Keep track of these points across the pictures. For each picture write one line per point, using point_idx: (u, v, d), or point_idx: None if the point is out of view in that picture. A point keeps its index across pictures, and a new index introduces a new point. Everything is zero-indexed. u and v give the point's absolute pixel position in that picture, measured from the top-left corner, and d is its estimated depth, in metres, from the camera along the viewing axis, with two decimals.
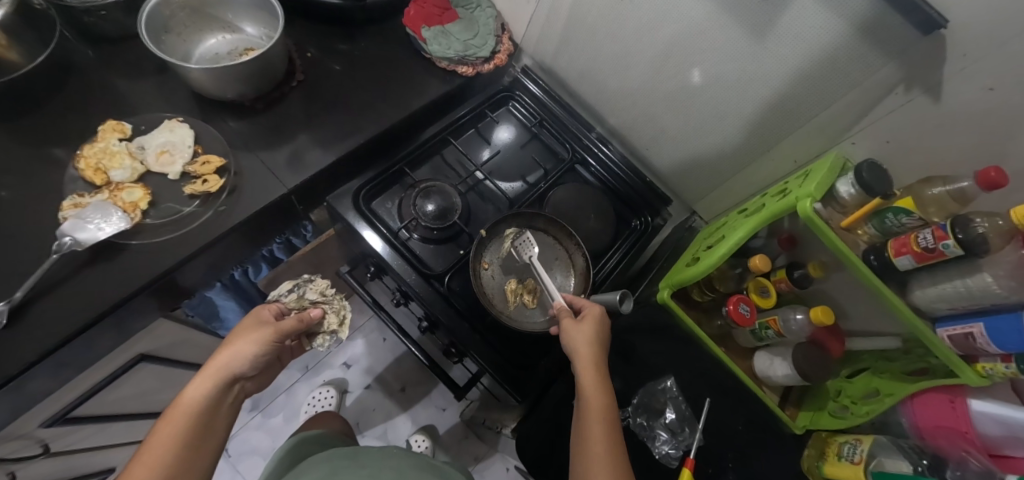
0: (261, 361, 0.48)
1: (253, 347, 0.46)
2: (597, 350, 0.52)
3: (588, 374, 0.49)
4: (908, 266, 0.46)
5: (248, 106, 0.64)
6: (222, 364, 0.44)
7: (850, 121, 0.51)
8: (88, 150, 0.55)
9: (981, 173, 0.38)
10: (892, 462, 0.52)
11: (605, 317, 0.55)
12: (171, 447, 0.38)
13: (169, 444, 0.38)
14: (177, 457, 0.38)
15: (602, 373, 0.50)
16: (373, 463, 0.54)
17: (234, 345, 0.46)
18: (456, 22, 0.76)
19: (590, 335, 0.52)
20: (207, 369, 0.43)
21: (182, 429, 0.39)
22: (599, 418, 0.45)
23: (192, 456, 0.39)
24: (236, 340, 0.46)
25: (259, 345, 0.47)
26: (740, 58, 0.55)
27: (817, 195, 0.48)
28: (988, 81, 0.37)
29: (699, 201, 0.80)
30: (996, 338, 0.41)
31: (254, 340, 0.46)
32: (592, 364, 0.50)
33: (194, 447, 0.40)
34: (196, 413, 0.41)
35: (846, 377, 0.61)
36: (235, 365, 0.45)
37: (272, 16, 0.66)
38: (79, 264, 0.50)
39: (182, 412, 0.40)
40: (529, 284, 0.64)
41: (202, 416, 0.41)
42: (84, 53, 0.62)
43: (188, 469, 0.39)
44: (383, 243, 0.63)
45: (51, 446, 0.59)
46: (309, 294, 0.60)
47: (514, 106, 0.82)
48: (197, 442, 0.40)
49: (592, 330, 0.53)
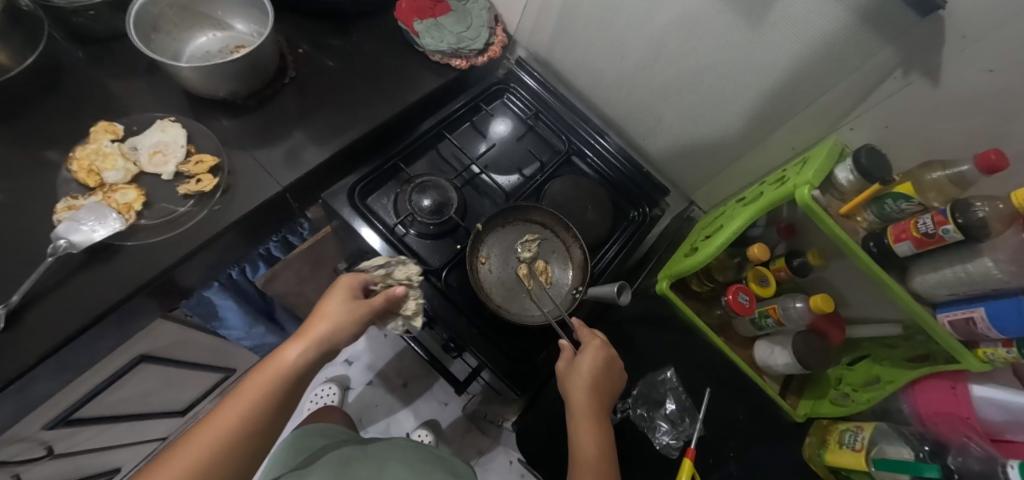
0: (350, 338, 0.45)
1: (351, 325, 0.45)
2: (598, 387, 0.51)
3: (583, 415, 0.49)
4: (907, 252, 0.46)
5: (242, 103, 0.64)
6: (321, 336, 0.42)
7: (848, 106, 0.50)
8: (81, 152, 0.54)
9: (981, 156, 0.38)
10: (893, 448, 0.53)
11: (609, 349, 0.54)
12: (251, 407, 0.37)
13: (257, 398, 0.37)
14: (257, 419, 0.37)
15: (598, 413, 0.50)
16: (382, 454, 0.55)
17: (330, 316, 0.44)
18: (449, 15, 0.75)
19: (592, 371, 0.51)
20: (307, 334, 0.42)
21: (271, 389, 0.38)
22: (591, 467, 0.46)
23: (273, 416, 0.38)
24: (329, 310, 0.44)
25: (355, 325, 0.45)
26: (738, 43, 0.53)
27: (815, 181, 0.47)
28: (988, 62, 0.37)
29: (697, 190, 0.79)
30: (997, 322, 0.41)
31: (352, 317, 0.45)
32: (587, 405, 0.49)
33: (276, 413, 0.38)
34: (289, 378, 0.39)
35: (847, 365, 0.61)
36: (333, 337, 0.43)
37: (262, 11, 0.65)
38: (76, 266, 0.50)
39: (276, 371, 0.39)
40: (541, 265, 0.65)
41: (291, 382, 0.39)
42: (74, 54, 0.61)
43: (265, 429, 0.37)
44: (380, 241, 0.62)
45: (55, 448, 0.60)
46: (396, 274, 0.55)
47: (509, 98, 0.81)
48: (281, 404, 0.39)
49: (591, 361, 0.52)
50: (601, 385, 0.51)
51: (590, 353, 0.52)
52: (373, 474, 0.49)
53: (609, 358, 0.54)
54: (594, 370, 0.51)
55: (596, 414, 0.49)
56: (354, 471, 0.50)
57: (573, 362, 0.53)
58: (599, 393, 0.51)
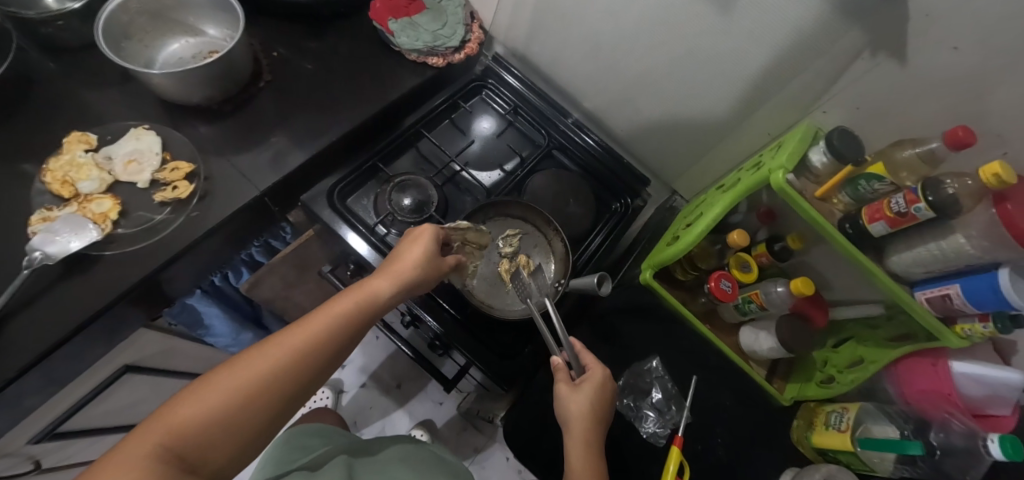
0: (421, 287, 0.49)
1: (426, 276, 0.49)
2: (595, 420, 0.48)
3: (579, 448, 0.47)
4: (882, 231, 0.46)
5: (217, 109, 0.63)
6: (404, 277, 0.46)
7: (820, 89, 0.50)
8: (54, 164, 0.54)
9: (950, 133, 0.39)
10: (879, 428, 0.54)
11: (607, 377, 0.50)
12: (331, 324, 0.39)
13: (343, 313, 0.40)
14: (331, 337, 0.39)
15: (593, 444, 0.48)
16: (386, 457, 0.56)
17: (408, 264, 0.47)
18: (424, 13, 0.75)
19: (590, 405, 0.48)
20: (394, 271, 0.46)
21: (354, 311, 0.41)
22: None
23: (347, 337, 0.40)
24: (409, 257, 0.47)
25: (429, 277, 0.49)
26: (709, 31, 0.53)
27: (789, 165, 0.48)
28: (954, 39, 0.37)
29: (679, 180, 0.79)
30: (972, 298, 0.42)
31: (430, 266, 0.49)
32: (584, 437, 0.47)
33: (347, 339, 0.40)
34: (369, 306, 0.43)
35: (832, 347, 0.61)
36: (411, 282, 0.47)
37: (232, 15, 0.64)
38: (53, 278, 0.50)
39: (363, 296, 0.42)
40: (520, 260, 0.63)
41: (369, 310, 0.42)
42: (46, 65, 0.60)
43: (337, 347, 0.39)
44: (367, 248, 0.62)
45: (41, 462, 0.61)
46: (471, 237, 0.59)
47: (488, 95, 0.81)
48: (354, 329, 0.41)
49: (592, 395, 0.48)
50: (598, 416, 0.48)
51: (590, 382, 0.49)
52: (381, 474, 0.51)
53: (606, 387, 0.50)
54: (592, 404, 0.48)
55: (591, 444, 0.47)
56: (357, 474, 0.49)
57: (571, 390, 0.48)
58: (596, 427, 0.48)
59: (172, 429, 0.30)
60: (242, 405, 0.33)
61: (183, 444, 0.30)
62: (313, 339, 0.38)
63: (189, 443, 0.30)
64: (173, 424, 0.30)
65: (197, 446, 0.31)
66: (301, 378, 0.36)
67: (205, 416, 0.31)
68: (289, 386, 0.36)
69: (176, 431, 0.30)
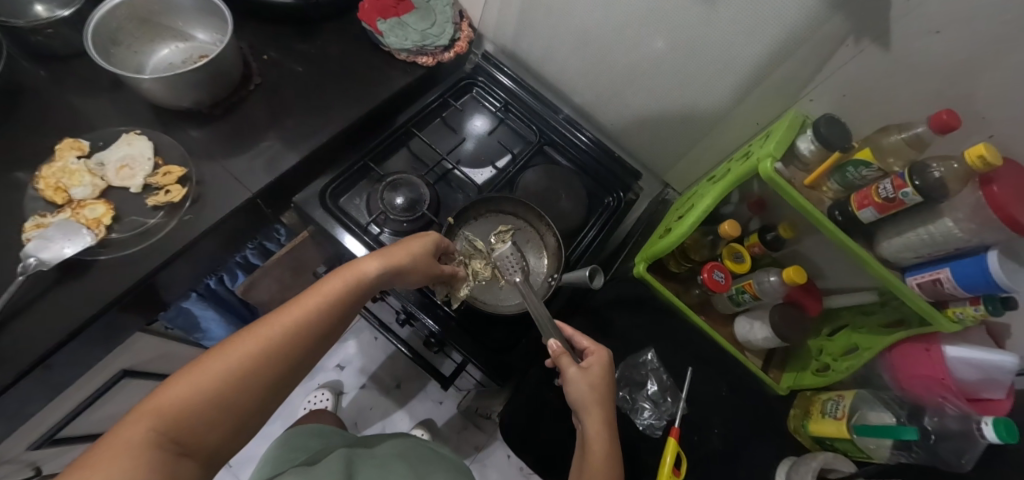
0: (413, 273, 0.49)
1: (417, 261, 0.49)
2: (603, 393, 0.47)
3: (592, 421, 0.46)
4: (871, 218, 0.46)
5: (207, 113, 0.64)
6: (397, 262, 0.46)
7: (805, 78, 0.51)
8: (47, 171, 0.54)
9: (934, 117, 0.39)
10: (875, 414, 0.54)
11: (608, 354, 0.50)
12: (323, 303, 0.38)
13: (335, 294, 0.39)
14: (324, 317, 0.38)
15: (605, 419, 0.47)
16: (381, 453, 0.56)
17: (403, 252, 0.47)
18: (412, 13, 0.75)
19: (597, 378, 0.47)
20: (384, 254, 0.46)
21: (346, 292, 0.40)
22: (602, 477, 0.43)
23: (339, 317, 0.39)
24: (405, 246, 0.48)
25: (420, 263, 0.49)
26: (695, 22, 0.54)
27: (777, 153, 0.48)
28: (935, 24, 0.38)
29: (670, 173, 0.79)
30: (962, 281, 0.42)
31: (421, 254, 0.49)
32: (596, 410, 0.46)
33: (340, 319, 0.40)
34: (361, 285, 0.42)
35: (827, 336, 0.61)
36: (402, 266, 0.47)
37: (220, 19, 0.65)
38: (48, 283, 0.50)
39: (355, 277, 0.42)
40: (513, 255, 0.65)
41: (360, 290, 0.42)
42: (36, 73, 0.61)
43: (329, 328, 0.38)
44: (365, 251, 0.63)
45: (42, 468, 0.61)
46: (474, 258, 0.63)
47: (479, 93, 0.81)
48: (347, 309, 0.40)
49: (597, 369, 0.48)
50: (605, 391, 0.48)
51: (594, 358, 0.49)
52: (377, 474, 0.50)
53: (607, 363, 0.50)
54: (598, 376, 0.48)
55: (603, 418, 0.46)
56: (358, 469, 0.50)
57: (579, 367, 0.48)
58: (609, 412, 0.47)
59: (165, 413, 0.29)
60: (237, 386, 0.32)
61: (178, 429, 0.29)
62: (305, 318, 0.37)
63: (184, 428, 0.29)
64: (165, 408, 0.29)
65: (192, 431, 0.30)
66: (296, 360, 0.36)
67: (199, 398, 0.30)
68: (282, 367, 0.34)
69: (169, 415, 0.29)
